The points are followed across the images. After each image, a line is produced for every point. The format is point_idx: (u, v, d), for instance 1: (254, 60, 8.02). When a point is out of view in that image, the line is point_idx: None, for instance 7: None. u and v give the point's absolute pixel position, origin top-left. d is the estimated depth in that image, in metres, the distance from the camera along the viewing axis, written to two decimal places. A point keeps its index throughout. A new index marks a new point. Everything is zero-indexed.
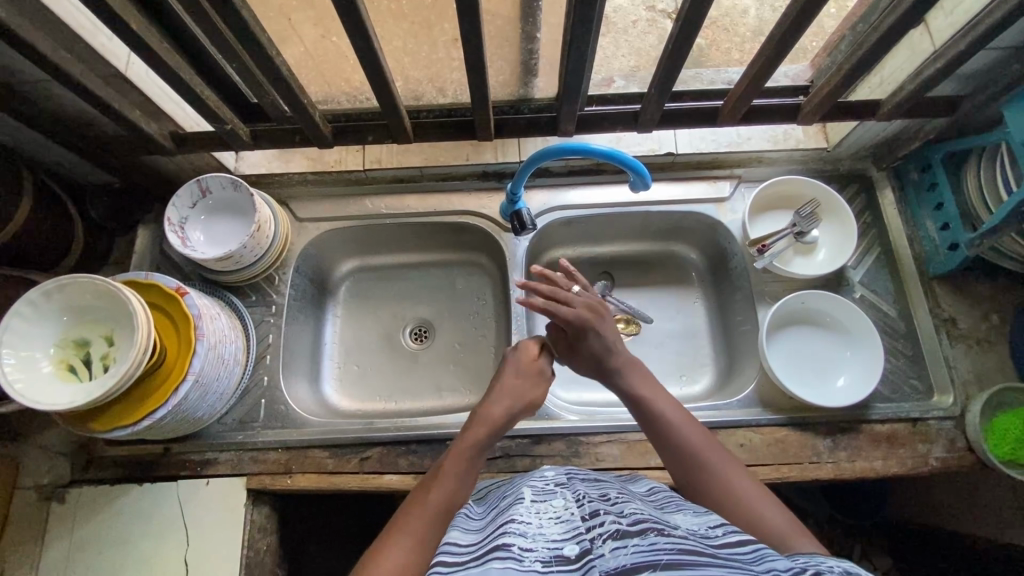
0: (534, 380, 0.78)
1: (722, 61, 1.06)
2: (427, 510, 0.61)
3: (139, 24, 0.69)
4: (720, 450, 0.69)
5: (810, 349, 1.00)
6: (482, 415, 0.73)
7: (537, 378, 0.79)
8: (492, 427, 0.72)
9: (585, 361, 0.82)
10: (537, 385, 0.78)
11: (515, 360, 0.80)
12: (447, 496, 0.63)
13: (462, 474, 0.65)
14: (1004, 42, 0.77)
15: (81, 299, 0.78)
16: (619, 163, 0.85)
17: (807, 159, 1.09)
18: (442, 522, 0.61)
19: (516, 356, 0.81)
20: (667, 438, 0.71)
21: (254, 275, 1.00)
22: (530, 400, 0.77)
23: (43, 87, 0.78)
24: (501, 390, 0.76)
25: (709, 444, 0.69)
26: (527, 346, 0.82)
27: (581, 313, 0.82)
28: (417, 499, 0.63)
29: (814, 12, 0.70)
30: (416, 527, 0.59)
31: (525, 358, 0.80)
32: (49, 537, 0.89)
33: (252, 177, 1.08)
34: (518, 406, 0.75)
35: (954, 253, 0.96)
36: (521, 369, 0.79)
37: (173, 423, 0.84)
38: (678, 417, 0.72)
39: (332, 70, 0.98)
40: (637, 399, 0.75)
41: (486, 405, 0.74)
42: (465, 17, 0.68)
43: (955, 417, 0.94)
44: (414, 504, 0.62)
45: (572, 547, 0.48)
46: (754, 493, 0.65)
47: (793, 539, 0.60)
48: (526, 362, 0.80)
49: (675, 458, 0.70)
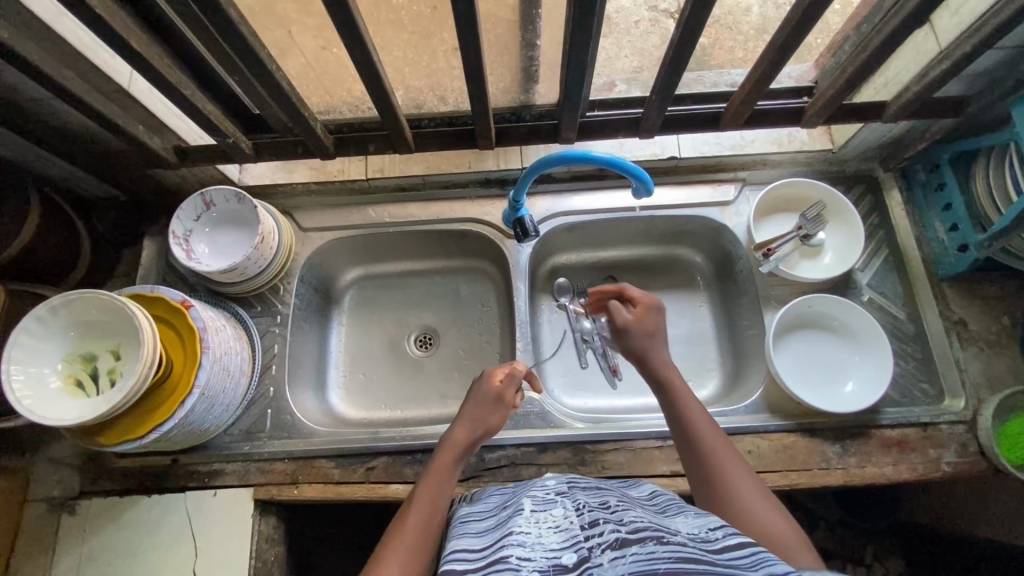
0: (495, 406, 0.75)
1: (726, 60, 1.04)
2: (404, 548, 0.60)
3: (141, 42, 0.69)
4: (737, 456, 0.69)
5: (818, 354, 0.99)
6: (447, 446, 0.71)
7: (498, 405, 0.75)
8: (454, 457, 0.70)
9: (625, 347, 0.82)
10: (499, 411, 0.75)
11: (478, 386, 0.77)
12: (418, 534, 0.62)
13: (433, 509, 0.65)
14: (1011, 41, 0.76)
15: (88, 314, 0.78)
16: (620, 171, 0.85)
17: (813, 160, 1.08)
18: (417, 560, 0.60)
19: (479, 384, 0.77)
20: (689, 437, 0.71)
21: (260, 285, 1.00)
22: (493, 425, 0.75)
23: (48, 104, 0.79)
24: (463, 419, 0.74)
25: (727, 448, 0.70)
26: (490, 373, 0.78)
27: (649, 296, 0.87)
28: (395, 528, 0.63)
29: (816, 16, 0.69)
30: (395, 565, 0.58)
31: (485, 384, 0.77)
32: (58, 549, 0.90)
33: (255, 188, 1.09)
34: (481, 434, 0.73)
35: (963, 255, 0.95)
36: (482, 398, 0.75)
37: (180, 435, 0.85)
38: (703, 420, 0.73)
39: (333, 80, 0.98)
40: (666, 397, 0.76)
41: (450, 435, 0.72)
42: (463, 27, 0.67)
43: (967, 421, 0.93)
44: (391, 538, 0.61)
45: (570, 555, 0.48)
46: (759, 500, 0.64)
47: (794, 551, 0.59)
48: (484, 391, 0.76)
49: (694, 460, 0.70)
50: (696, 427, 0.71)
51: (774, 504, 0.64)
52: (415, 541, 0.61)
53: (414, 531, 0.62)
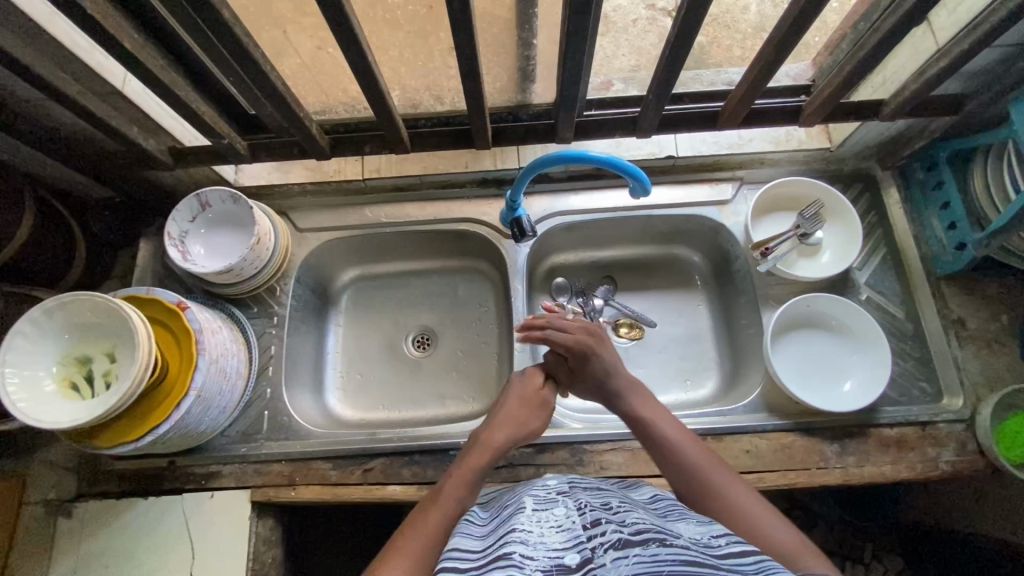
0: (534, 411, 0.79)
1: (723, 59, 1.03)
2: (425, 530, 0.61)
3: (134, 43, 0.69)
4: (726, 469, 0.69)
5: (817, 354, 0.99)
6: (484, 442, 0.73)
7: (537, 408, 0.80)
8: (494, 452, 0.73)
9: (591, 386, 0.82)
10: (538, 415, 0.80)
11: (518, 390, 0.81)
12: (445, 517, 0.63)
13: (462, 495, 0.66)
14: (1009, 39, 0.76)
15: (82, 317, 0.78)
16: (617, 170, 0.85)
17: (811, 159, 1.07)
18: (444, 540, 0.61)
19: (520, 385, 0.82)
20: (675, 460, 0.71)
21: (254, 288, 1.00)
22: (529, 429, 0.78)
23: (43, 106, 0.79)
24: (503, 419, 0.77)
25: (712, 462, 0.70)
26: (531, 376, 0.83)
27: (573, 339, 0.83)
28: (418, 514, 0.64)
29: (813, 14, 0.68)
30: (419, 543, 0.59)
31: (528, 386, 0.82)
32: (55, 552, 0.90)
33: (252, 188, 1.08)
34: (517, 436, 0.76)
35: (962, 253, 0.94)
36: (523, 399, 0.80)
37: (178, 437, 0.85)
38: (686, 441, 0.73)
39: (329, 80, 0.97)
40: (646, 428, 0.75)
41: (488, 432, 0.75)
42: (458, 26, 0.67)
43: (965, 420, 0.92)
44: (414, 523, 0.63)
45: (572, 556, 0.47)
46: (757, 509, 0.64)
47: (800, 558, 0.58)
48: (529, 393, 0.81)
49: (685, 483, 0.69)
50: (678, 447, 0.72)
51: (779, 516, 0.63)
52: (438, 526, 0.62)
53: (442, 514, 0.63)
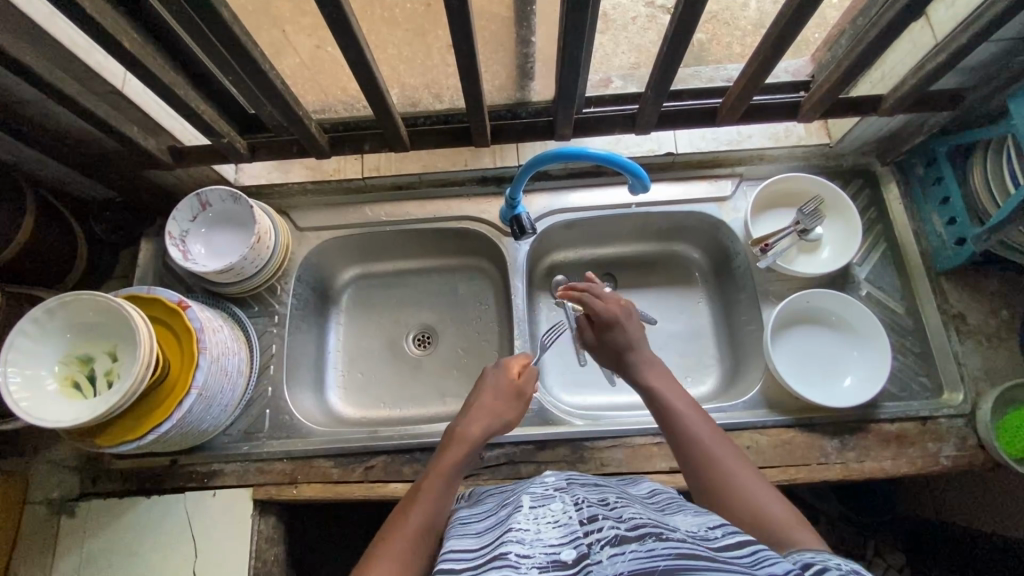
0: (510, 401, 0.79)
1: (723, 56, 1.03)
2: (407, 538, 0.60)
3: (132, 42, 0.69)
4: (733, 448, 0.68)
5: (818, 350, 0.99)
6: (459, 436, 0.72)
7: (513, 399, 0.80)
8: (470, 447, 0.71)
9: (609, 353, 0.85)
10: (515, 406, 0.79)
11: (495, 381, 0.80)
12: (425, 519, 0.62)
13: (440, 500, 0.65)
14: (1008, 33, 0.75)
15: (85, 316, 0.78)
16: (615, 167, 0.85)
17: (809, 155, 1.07)
18: (425, 544, 0.60)
19: (496, 375, 0.81)
20: (679, 432, 0.71)
21: (255, 286, 1.00)
22: (505, 420, 0.78)
23: (43, 106, 0.79)
24: (477, 412, 0.76)
25: (719, 439, 0.69)
26: (506, 365, 0.82)
27: (607, 309, 0.86)
28: (395, 520, 0.62)
29: (810, 9, 0.68)
30: (400, 550, 0.58)
31: (503, 376, 0.81)
32: (58, 551, 0.90)
33: (252, 188, 1.08)
34: (492, 428, 0.75)
35: (961, 249, 0.95)
36: (498, 391, 0.79)
37: (178, 436, 0.85)
38: (692, 413, 0.73)
39: (328, 79, 0.97)
40: (655, 399, 0.76)
41: (463, 426, 0.74)
42: (456, 24, 0.67)
43: (966, 414, 0.93)
44: (392, 530, 0.61)
45: (569, 552, 0.47)
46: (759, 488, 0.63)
47: (797, 534, 0.58)
48: (504, 384, 0.80)
49: (687, 453, 0.69)
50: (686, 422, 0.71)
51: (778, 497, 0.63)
52: (419, 531, 0.61)
53: (422, 519, 0.62)
